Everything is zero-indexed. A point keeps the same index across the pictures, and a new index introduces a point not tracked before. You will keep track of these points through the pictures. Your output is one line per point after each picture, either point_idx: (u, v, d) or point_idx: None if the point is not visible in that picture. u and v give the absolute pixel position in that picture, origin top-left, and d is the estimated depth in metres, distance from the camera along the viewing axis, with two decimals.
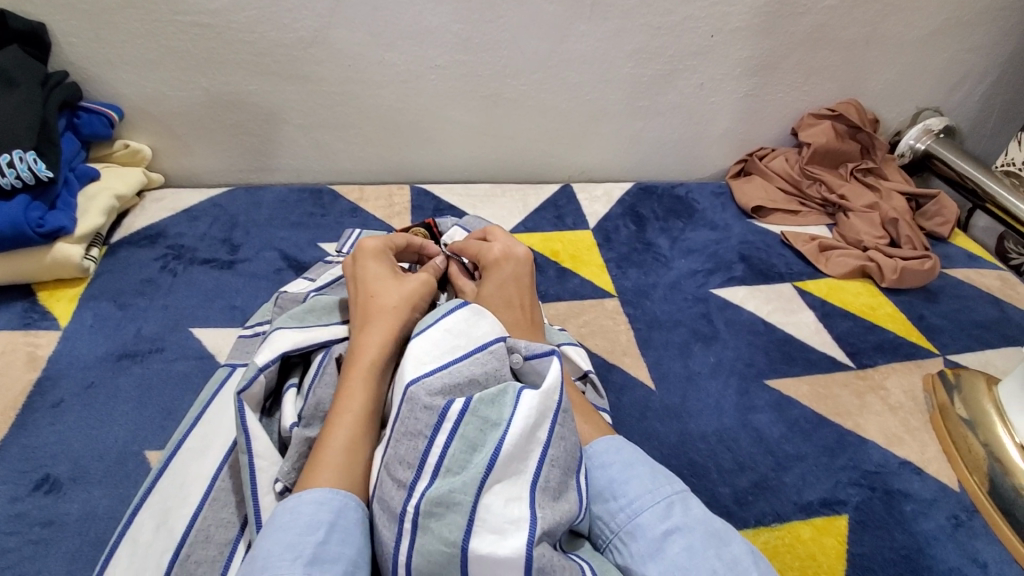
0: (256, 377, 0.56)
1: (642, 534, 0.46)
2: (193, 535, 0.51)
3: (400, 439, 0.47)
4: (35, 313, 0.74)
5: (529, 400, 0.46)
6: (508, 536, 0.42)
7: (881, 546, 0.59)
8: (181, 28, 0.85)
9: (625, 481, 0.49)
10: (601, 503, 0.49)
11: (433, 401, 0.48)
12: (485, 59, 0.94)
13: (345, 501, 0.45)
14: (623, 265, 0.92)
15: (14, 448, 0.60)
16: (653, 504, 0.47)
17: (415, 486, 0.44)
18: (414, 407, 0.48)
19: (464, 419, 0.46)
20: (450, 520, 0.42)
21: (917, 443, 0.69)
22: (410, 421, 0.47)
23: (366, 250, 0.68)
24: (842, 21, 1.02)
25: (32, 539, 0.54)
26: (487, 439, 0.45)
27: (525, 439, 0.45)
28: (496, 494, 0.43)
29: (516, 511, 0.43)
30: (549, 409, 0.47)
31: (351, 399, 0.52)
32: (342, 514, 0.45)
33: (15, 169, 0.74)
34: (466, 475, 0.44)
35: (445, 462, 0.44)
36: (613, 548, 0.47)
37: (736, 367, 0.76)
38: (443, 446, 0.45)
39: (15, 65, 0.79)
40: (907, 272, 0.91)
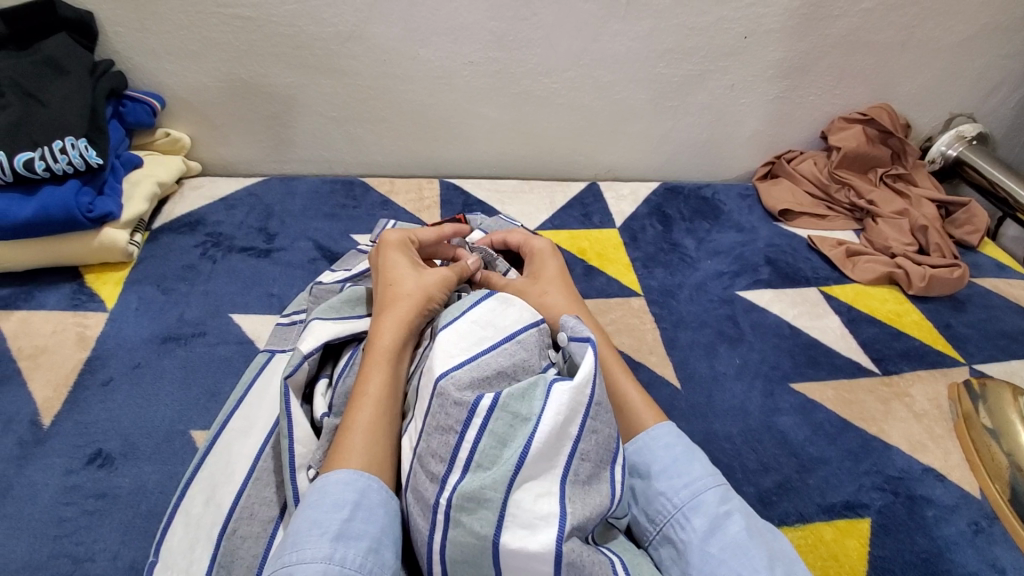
0: (301, 364, 0.58)
1: (703, 511, 0.49)
2: (238, 512, 0.53)
3: (432, 434, 0.48)
4: (83, 294, 0.77)
5: (559, 397, 0.47)
6: (538, 531, 0.44)
7: (902, 549, 0.60)
8: (222, 20, 0.87)
9: (688, 462, 0.52)
10: (663, 480, 0.52)
11: (463, 397, 0.49)
12: (517, 56, 0.95)
13: (368, 483, 0.47)
14: (649, 265, 0.93)
15: (68, 424, 0.63)
16: (715, 485, 0.50)
17: (447, 480, 0.46)
18: (444, 403, 0.49)
19: (494, 414, 0.47)
20: (482, 514, 0.44)
21: (941, 450, 0.70)
22: (441, 416, 0.49)
23: (388, 243, 0.68)
24: (878, 24, 1.01)
25: (88, 509, 0.57)
26: (516, 435, 0.47)
27: (555, 436, 0.46)
28: (525, 489, 0.45)
29: (546, 507, 0.45)
30: (579, 404, 0.48)
31: (370, 386, 0.53)
32: (364, 494, 0.46)
33: (67, 155, 0.77)
34: (496, 471, 0.45)
35: (475, 458, 0.46)
36: (672, 522, 0.50)
37: (761, 369, 0.77)
38: (473, 441, 0.47)
39: (65, 54, 0.81)
40: (935, 280, 0.91)
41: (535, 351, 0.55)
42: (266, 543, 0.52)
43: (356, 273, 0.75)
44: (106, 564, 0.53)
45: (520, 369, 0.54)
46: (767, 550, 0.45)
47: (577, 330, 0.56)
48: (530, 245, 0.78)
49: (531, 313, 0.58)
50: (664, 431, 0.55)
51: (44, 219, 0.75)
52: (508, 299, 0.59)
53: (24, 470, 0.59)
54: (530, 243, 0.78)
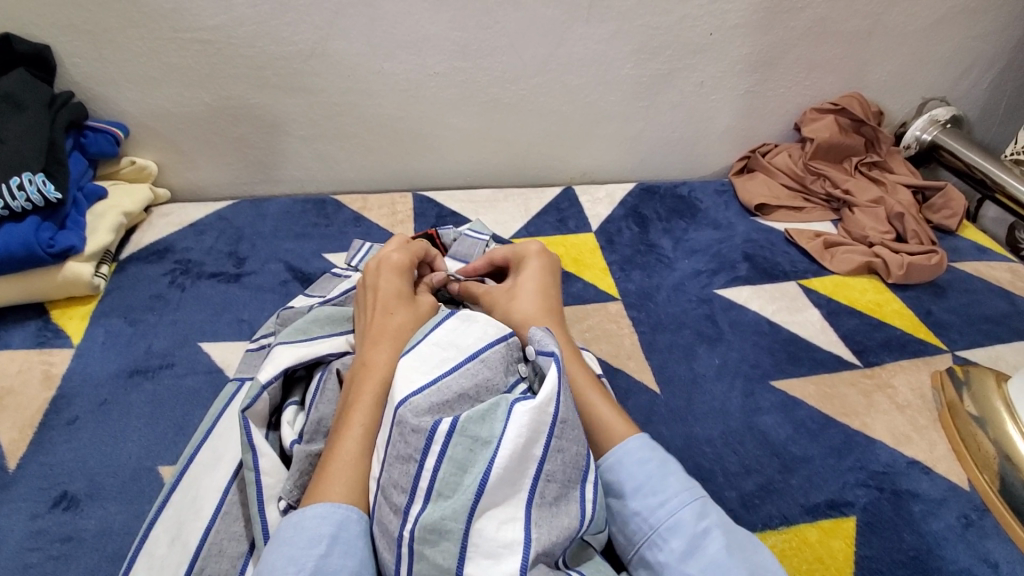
0: (260, 395, 0.57)
1: (680, 530, 0.48)
2: (207, 548, 0.52)
3: (392, 464, 0.47)
4: (48, 331, 0.76)
5: (519, 418, 0.47)
6: (502, 560, 0.43)
7: (889, 547, 0.59)
8: (181, 45, 0.86)
9: (663, 479, 0.51)
10: (638, 499, 0.51)
11: (421, 423, 0.47)
12: (483, 65, 0.94)
13: (348, 514, 0.46)
14: (626, 267, 0.92)
15: (33, 466, 0.61)
16: (691, 501, 0.49)
17: (409, 511, 0.45)
18: (402, 431, 0.47)
19: (452, 440, 0.46)
20: (445, 545, 0.43)
21: (926, 441, 0.69)
22: (400, 444, 0.47)
23: (389, 263, 0.68)
24: (844, 13, 1.01)
25: (53, 555, 0.55)
26: (478, 458, 0.46)
27: (516, 460, 0.45)
28: (487, 517, 0.44)
29: (511, 533, 0.44)
30: (542, 424, 0.47)
31: (362, 415, 0.52)
32: (343, 526, 0.46)
33: (25, 191, 0.75)
34: (456, 500, 0.44)
35: (436, 486, 0.45)
36: (649, 542, 0.49)
37: (741, 368, 0.76)
38: (433, 469, 0.45)
39: (21, 88, 0.80)
40: (913, 268, 0.90)
41: (499, 369, 0.54)
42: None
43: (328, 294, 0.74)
44: None
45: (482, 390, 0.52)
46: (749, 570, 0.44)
47: (542, 342, 0.55)
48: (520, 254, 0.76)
49: (494, 330, 0.57)
50: (638, 444, 0.54)
51: (5, 258, 0.74)
52: (470, 317, 0.58)
53: None
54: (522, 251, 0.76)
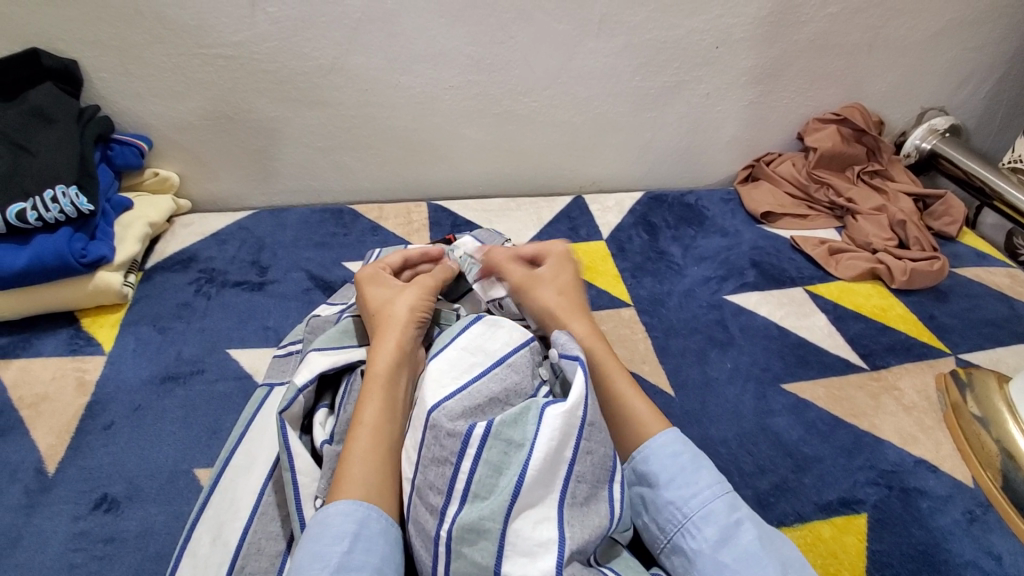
0: (296, 398, 0.59)
1: (713, 520, 0.52)
2: (247, 548, 0.54)
3: (428, 466, 0.50)
4: (80, 339, 0.78)
5: (551, 422, 0.49)
6: (539, 558, 0.45)
7: (899, 542, 0.61)
8: (206, 60, 0.89)
9: (695, 471, 0.55)
10: (671, 490, 0.54)
11: (455, 427, 0.50)
12: (497, 78, 0.97)
13: (368, 512, 0.49)
14: (637, 274, 0.95)
15: (72, 469, 0.63)
16: (723, 494, 0.53)
17: (446, 511, 0.47)
18: (437, 434, 0.50)
19: (488, 443, 0.49)
20: (481, 544, 0.46)
21: (932, 441, 0.71)
22: (435, 447, 0.50)
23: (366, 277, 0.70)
24: (845, 27, 1.04)
25: (97, 554, 0.57)
26: (512, 461, 0.48)
27: (549, 462, 0.48)
28: (523, 518, 0.46)
29: (545, 533, 0.46)
30: (573, 426, 0.50)
31: (366, 412, 0.55)
32: (365, 523, 0.48)
33: (59, 204, 0.77)
34: (493, 502, 0.47)
35: (472, 488, 0.47)
36: (682, 531, 0.53)
37: (752, 371, 0.79)
38: (469, 471, 0.48)
39: (52, 103, 0.82)
40: (916, 273, 0.93)
41: (527, 373, 0.56)
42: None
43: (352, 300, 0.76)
44: None
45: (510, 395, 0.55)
46: (781, 561, 0.49)
47: (567, 346, 0.58)
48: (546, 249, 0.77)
49: (520, 335, 0.59)
50: (671, 439, 0.57)
51: (38, 268, 0.76)
52: (496, 322, 0.60)
53: (31, 519, 0.59)
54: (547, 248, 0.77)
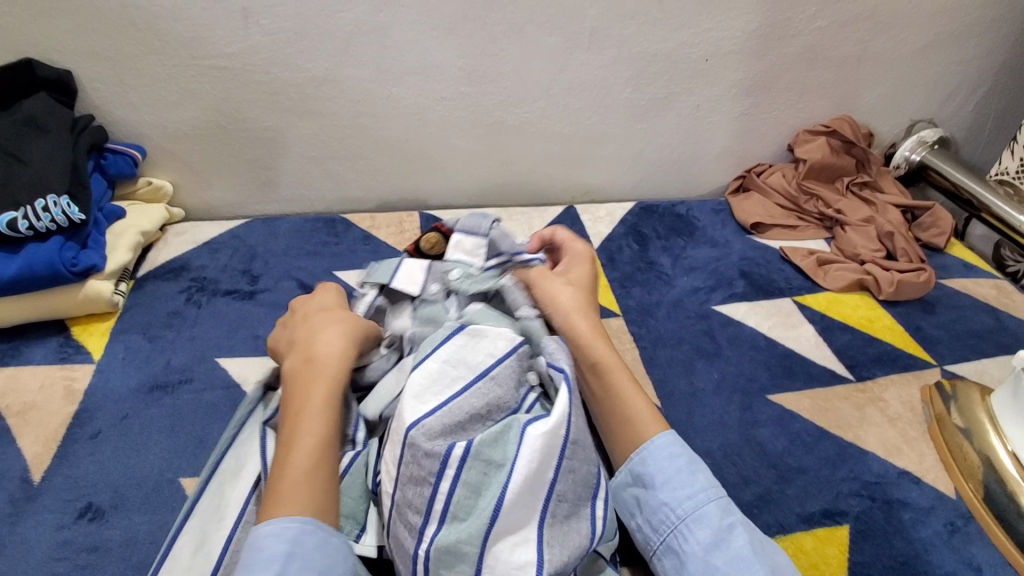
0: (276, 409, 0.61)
1: (706, 523, 0.54)
2: (227, 558, 0.54)
3: (407, 485, 0.50)
4: (69, 347, 0.78)
5: (532, 442, 0.50)
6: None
7: (881, 554, 0.61)
8: (200, 71, 0.90)
9: (690, 475, 0.57)
10: (666, 492, 0.57)
11: (434, 448, 0.50)
12: (488, 90, 0.98)
13: (301, 527, 0.48)
14: (627, 284, 0.95)
15: (58, 478, 0.64)
16: (717, 498, 0.56)
17: (425, 531, 0.48)
18: (416, 455, 0.50)
19: (467, 464, 0.49)
20: (459, 566, 0.47)
21: (916, 452, 0.72)
22: (414, 467, 0.50)
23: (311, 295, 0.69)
24: (834, 40, 1.05)
25: (80, 564, 0.57)
26: (492, 482, 0.49)
27: (528, 483, 0.49)
28: (503, 541, 0.48)
29: (523, 555, 0.47)
30: (554, 447, 0.50)
31: (309, 426, 0.54)
32: (297, 542, 0.48)
33: (50, 213, 0.78)
34: (472, 523, 0.48)
35: (451, 508, 0.48)
36: (675, 534, 0.55)
37: (739, 382, 0.79)
38: (448, 492, 0.49)
39: (44, 113, 0.83)
40: (903, 285, 0.94)
41: (508, 387, 0.57)
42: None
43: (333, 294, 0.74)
44: None
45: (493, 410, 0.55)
46: (770, 567, 0.51)
47: (554, 356, 0.60)
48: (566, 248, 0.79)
49: (504, 343, 0.59)
50: (668, 441, 0.59)
51: (29, 276, 0.76)
52: (478, 332, 0.59)
53: (14, 529, 0.60)
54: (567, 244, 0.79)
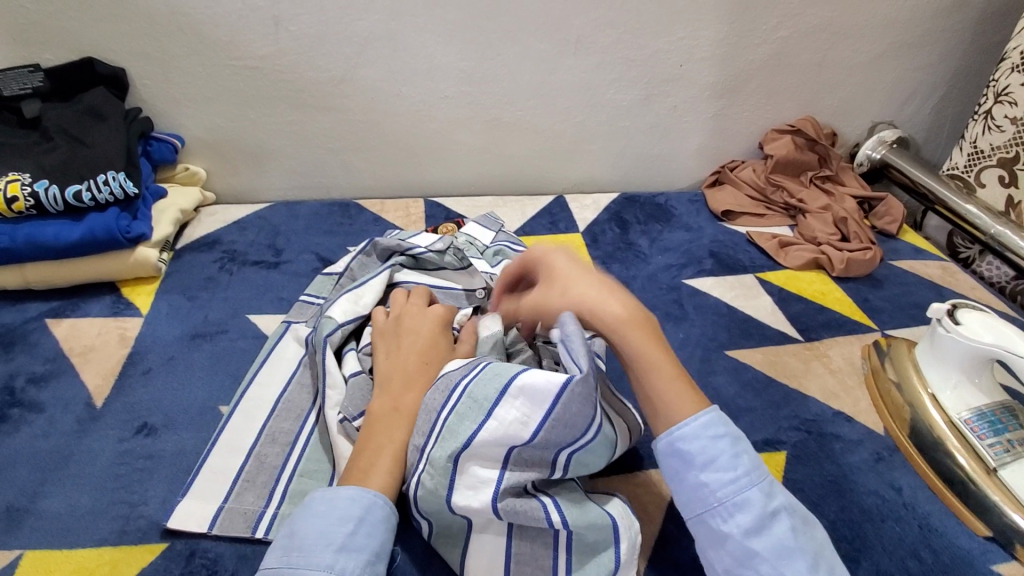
0: (336, 331, 0.77)
1: (750, 508, 0.55)
2: (250, 463, 0.68)
3: (417, 410, 0.64)
4: (121, 303, 0.91)
5: (510, 397, 0.59)
6: (480, 492, 0.58)
7: (812, 473, 0.72)
8: (235, 70, 1.03)
9: (733, 457, 0.57)
10: (710, 473, 0.57)
11: (445, 384, 0.64)
12: (486, 90, 1.11)
13: (374, 500, 0.58)
14: (607, 261, 1.07)
15: (116, 403, 0.75)
16: (764, 482, 0.56)
17: (420, 444, 0.61)
18: (433, 387, 0.65)
19: (461, 397, 0.61)
20: (438, 476, 0.59)
21: (851, 398, 0.83)
22: (428, 397, 0.64)
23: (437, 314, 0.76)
24: (795, 49, 1.18)
25: (136, 467, 0.68)
26: (474, 413, 0.59)
27: (499, 427, 0.58)
28: (474, 461, 0.59)
29: (488, 474, 0.59)
30: (537, 412, 0.58)
31: (379, 462, 0.62)
32: (369, 510, 0.57)
33: (109, 186, 0.91)
34: (450, 442, 0.59)
35: (441, 430, 0.60)
36: (716, 513, 0.56)
37: (701, 340, 0.90)
38: (440, 415, 0.61)
39: (103, 104, 0.96)
40: (853, 262, 1.05)
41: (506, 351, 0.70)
42: (271, 492, 0.65)
43: (358, 251, 0.91)
44: (158, 506, 0.64)
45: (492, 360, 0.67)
46: (810, 555, 0.54)
47: (570, 337, 0.59)
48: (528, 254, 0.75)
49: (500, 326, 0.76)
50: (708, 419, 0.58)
51: (89, 240, 0.89)
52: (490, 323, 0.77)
53: (81, 440, 0.71)
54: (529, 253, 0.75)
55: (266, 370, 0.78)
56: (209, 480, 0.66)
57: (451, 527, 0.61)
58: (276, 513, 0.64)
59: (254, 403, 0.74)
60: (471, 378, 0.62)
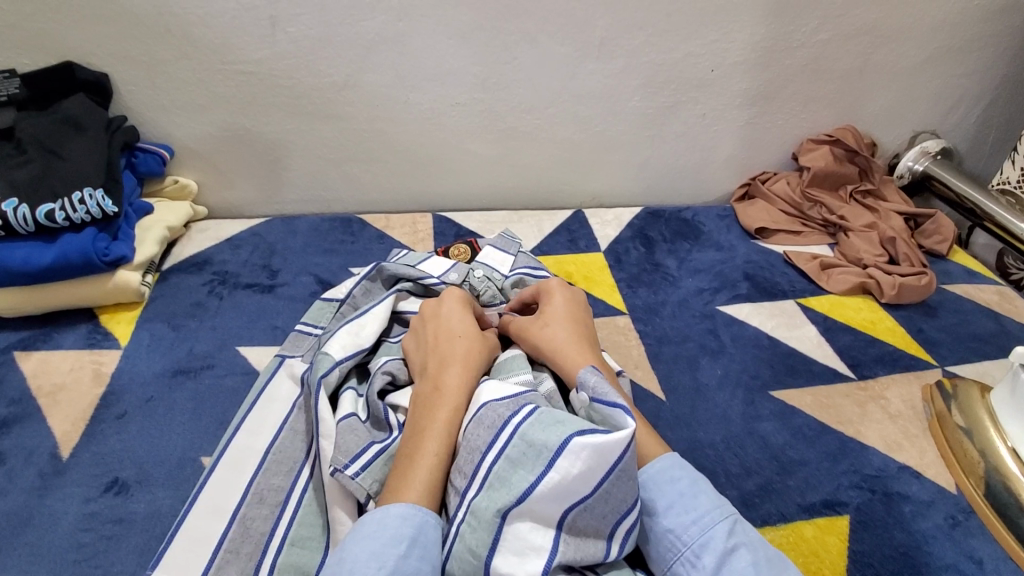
0: (331, 370, 0.67)
1: (711, 547, 0.52)
2: (235, 531, 0.59)
3: (461, 452, 0.56)
4: (98, 334, 0.82)
5: (574, 448, 0.50)
6: (528, 560, 0.50)
7: (880, 543, 0.63)
8: (228, 75, 0.94)
9: (693, 496, 0.55)
10: (671, 517, 0.54)
11: (495, 423, 0.56)
12: (501, 97, 1.02)
13: (425, 518, 0.51)
14: (633, 284, 0.98)
15: (86, 455, 0.67)
16: (723, 519, 0.53)
17: (466, 494, 0.53)
18: (478, 426, 0.56)
19: (513, 441, 0.53)
20: (481, 534, 0.50)
21: (916, 448, 0.73)
22: (472, 437, 0.56)
23: (454, 297, 0.74)
24: (836, 53, 1.08)
25: (106, 534, 0.60)
26: (530, 462, 0.51)
27: (563, 481, 0.49)
28: (525, 519, 0.50)
29: (540, 539, 0.50)
30: (604, 462, 0.50)
31: (431, 445, 0.56)
32: (421, 530, 0.50)
33: (86, 205, 0.82)
34: (502, 494, 0.51)
35: (490, 477, 0.52)
36: (682, 560, 0.53)
37: (742, 378, 0.81)
38: (491, 462, 0.53)
39: (83, 113, 0.88)
40: (905, 288, 0.95)
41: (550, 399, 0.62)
42: (257, 567, 0.57)
43: (363, 274, 0.81)
44: None
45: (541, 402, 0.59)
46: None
47: (599, 390, 0.57)
48: (541, 286, 0.78)
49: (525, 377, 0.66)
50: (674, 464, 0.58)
51: (64, 265, 0.81)
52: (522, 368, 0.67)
53: (43, 501, 0.62)
54: (544, 283, 0.79)
55: (256, 413, 0.69)
56: (188, 552, 0.57)
57: None
58: None
59: (240, 455, 0.65)
60: (524, 417, 0.54)
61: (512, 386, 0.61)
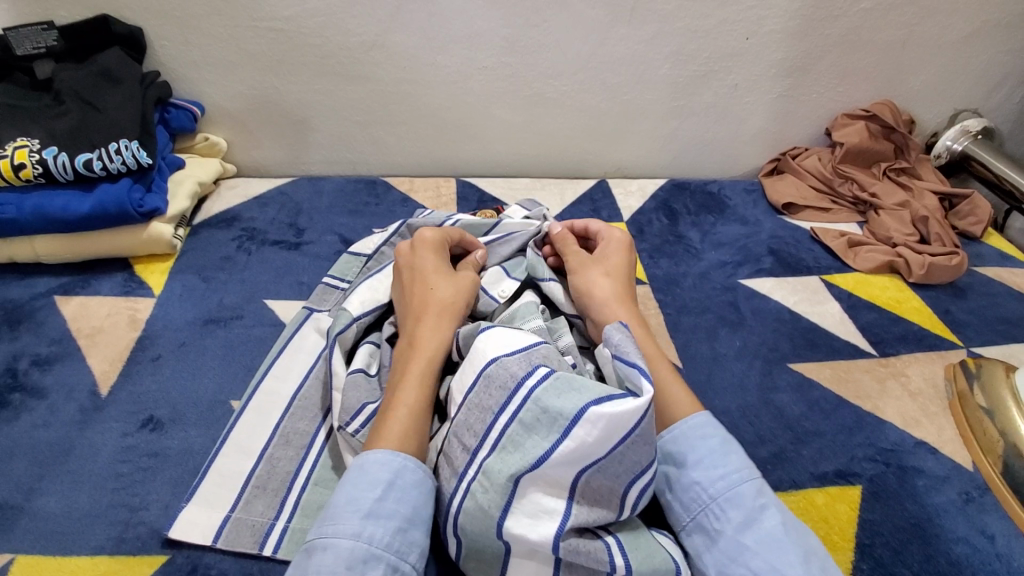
0: (348, 325, 0.69)
1: (740, 502, 0.54)
2: (260, 470, 0.62)
3: (471, 411, 0.57)
4: (133, 282, 0.85)
5: (590, 418, 0.51)
6: (539, 523, 0.51)
7: (891, 514, 0.63)
8: (259, 32, 0.94)
9: (723, 454, 0.57)
10: (698, 470, 0.57)
11: (506, 384, 0.56)
12: (528, 60, 1.01)
13: (405, 463, 0.54)
14: (655, 255, 0.97)
15: (123, 393, 0.70)
16: (752, 479, 0.56)
17: (477, 455, 0.54)
18: (489, 386, 0.57)
19: (525, 405, 0.54)
20: (493, 494, 0.52)
21: (935, 425, 0.73)
22: (483, 396, 0.57)
23: (418, 250, 0.73)
24: (879, 23, 1.04)
25: (143, 465, 0.63)
26: (544, 428, 0.52)
27: (574, 450, 0.51)
28: (537, 483, 0.52)
29: (551, 503, 0.52)
30: (617, 430, 0.50)
31: (408, 396, 0.59)
32: (400, 474, 0.54)
33: (121, 155, 0.85)
34: (516, 457, 0.52)
35: (502, 440, 0.54)
36: (707, 512, 0.55)
37: (760, 350, 0.81)
38: (503, 425, 0.54)
39: (118, 66, 0.90)
40: (934, 268, 0.94)
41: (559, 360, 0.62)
42: (281, 503, 0.59)
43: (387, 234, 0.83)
44: (159, 512, 0.59)
45: (552, 359, 0.60)
46: (802, 550, 0.51)
47: (622, 349, 0.57)
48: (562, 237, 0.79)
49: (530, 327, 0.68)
50: (702, 421, 0.60)
51: (100, 213, 0.84)
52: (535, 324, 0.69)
53: (84, 433, 0.66)
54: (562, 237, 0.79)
55: (283, 362, 0.71)
56: (217, 485, 0.60)
57: (484, 553, 0.53)
58: (288, 527, 0.58)
59: (268, 400, 0.68)
60: (537, 381, 0.55)
61: (521, 341, 0.61)
